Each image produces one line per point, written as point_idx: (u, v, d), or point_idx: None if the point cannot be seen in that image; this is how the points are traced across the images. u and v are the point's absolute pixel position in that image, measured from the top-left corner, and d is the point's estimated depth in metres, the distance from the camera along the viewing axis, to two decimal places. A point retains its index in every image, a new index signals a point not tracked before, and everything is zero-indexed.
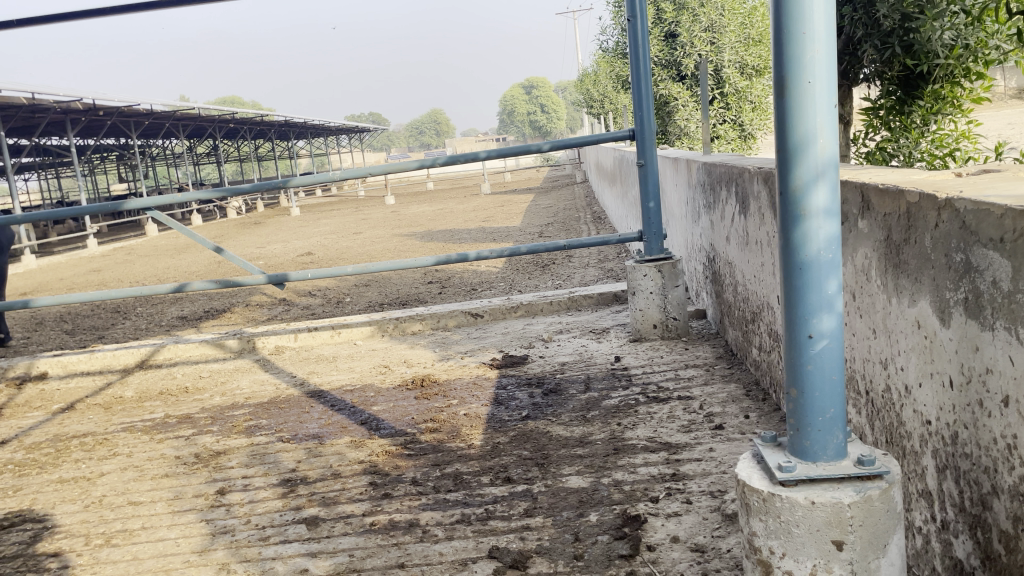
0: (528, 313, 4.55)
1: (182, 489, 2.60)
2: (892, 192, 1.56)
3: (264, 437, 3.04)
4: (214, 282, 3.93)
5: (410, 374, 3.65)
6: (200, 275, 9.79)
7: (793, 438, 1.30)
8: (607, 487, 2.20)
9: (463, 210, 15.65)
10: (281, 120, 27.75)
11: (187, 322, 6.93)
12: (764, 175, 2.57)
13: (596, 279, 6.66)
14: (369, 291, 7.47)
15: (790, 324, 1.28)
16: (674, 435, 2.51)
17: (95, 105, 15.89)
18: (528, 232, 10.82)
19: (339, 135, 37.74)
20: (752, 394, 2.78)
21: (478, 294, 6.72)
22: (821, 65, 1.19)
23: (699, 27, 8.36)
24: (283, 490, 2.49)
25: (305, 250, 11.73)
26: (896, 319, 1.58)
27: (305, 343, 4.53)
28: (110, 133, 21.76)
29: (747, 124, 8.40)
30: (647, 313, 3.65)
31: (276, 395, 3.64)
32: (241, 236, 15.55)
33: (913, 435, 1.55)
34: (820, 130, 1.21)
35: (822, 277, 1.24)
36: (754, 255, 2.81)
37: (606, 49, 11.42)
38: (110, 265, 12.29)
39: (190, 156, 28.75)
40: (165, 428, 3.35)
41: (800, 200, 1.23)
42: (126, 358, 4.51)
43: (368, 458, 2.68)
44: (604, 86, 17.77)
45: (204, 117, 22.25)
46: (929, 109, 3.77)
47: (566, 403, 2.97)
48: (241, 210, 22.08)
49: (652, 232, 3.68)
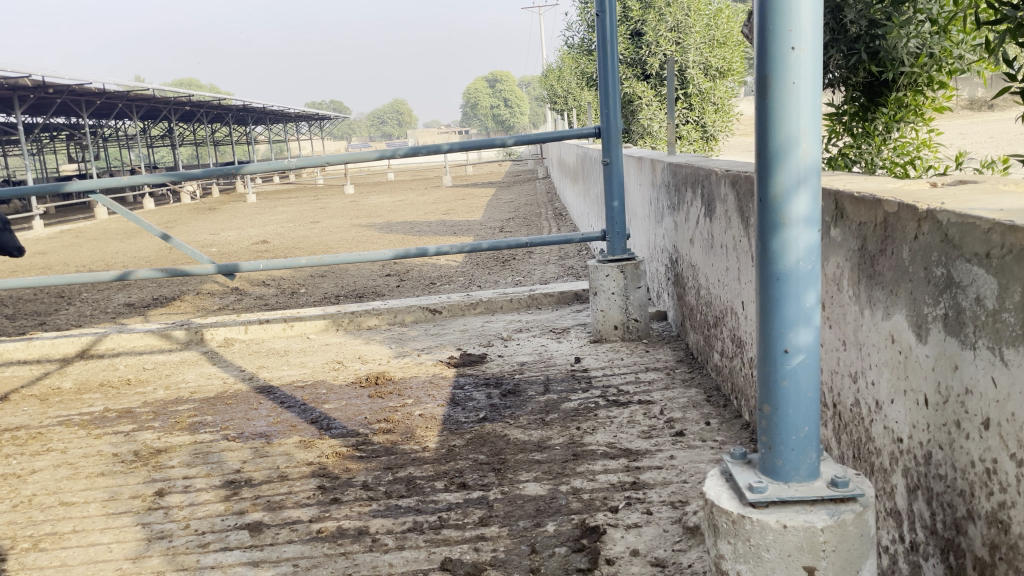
0: (487, 310, 4.47)
1: (119, 490, 2.47)
2: (868, 200, 1.51)
3: (208, 435, 2.91)
4: (160, 271, 3.74)
5: (364, 371, 3.54)
6: (150, 261, 9.50)
7: (764, 456, 1.24)
8: (566, 495, 2.13)
9: (424, 202, 15.49)
10: (239, 104, 27.20)
11: (134, 309, 6.70)
12: (731, 177, 2.50)
13: (556, 276, 6.59)
14: (325, 282, 7.31)
15: (764, 337, 1.21)
16: (634, 441, 2.45)
17: (44, 82, 15.35)
18: (489, 226, 10.74)
19: (298, 121, 37.20)
20: (713, 400, 2.74)
21: (437, 288, 6.61)
22: (806, 65, 1.13)
23: (665, 27, 8.35)
24: (226, 492, 2.37)
25: (260, 239, 11.46)
26: (868, 331, 1.53)
27: (256, 335, 4.38)
28: (60, 112, 21.07)
29: (710, 126, 8.42)
30: (608, 314, 3.59)
31: (224, 390, 3.50)
32: (195, 222, 15.18)
33: (882, 451, 1.51)
34: (804, 134, 1.14)
35: (800, 289, 1.18)
36: (718, 259, 2.76)
37: (571, 45, 11.36)
38: (55, 248, 11.88)
39: (144, 138, 28.01)
40: (104, 422, 3.19)
41: (780, 208, 1.16)
42: (65, 347, 4.32)
43: (317, 459, 2.57)
44: (569, 83, 17.75)
45: (160, 98, 21.68)
46: (893, 116, 3.71)
47: (524, 405, 2.89)
48: (194, 195, 21.59)
49: (616, 231, 3.63)
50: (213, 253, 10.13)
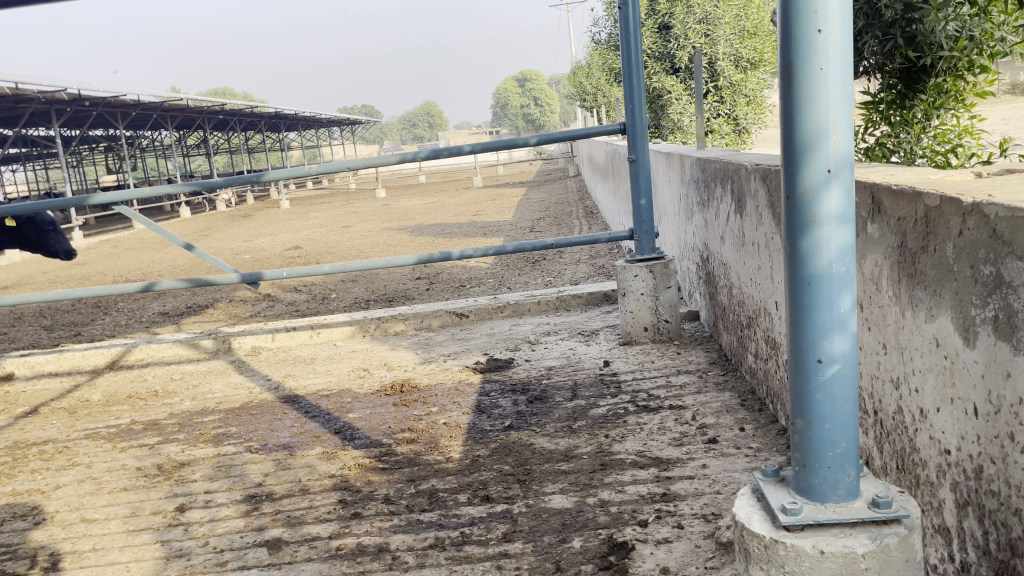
0: (515, 313, 4.39)
1: (140, 506, 2.44)
2: (907, 194, 1.41)
3: (232, 447, 2.87)
4: (185, 281, 3.70)
5: (389, 378, 3.48)
6: (184, 270, 9.58)
7: (799, 474, 1.15)
8: (593, 508, 2.04)
9: (455, 203, 15.44)
10: (271, 111, 27.47)
11: (168, 318, 6.73)
12: (763, 172, 2.40)
13: (587, 276, 6.48)
14: (355, 287, 7.29)
15: (795, 346, 1.12)
16: (665, 449, 2.36)
17: (80, 95, 15.62)
18: (519, 227, 10.66)
19: (330, 127, 37.47)
20: (748, 405, 2.63)
21: (467, 290, 6.55)
22: (835, 49, 1.03)
23: (694, 19, 8.20)
24: (247, 507, 2.32)
25: (293, 244, 11.52)
26: (910, 335, 1.42)
27: (283, 343, 4.35)
28: (98, 125, 21.45)
29: (742, 118, 8.24)
30: (637, 315, 3.49)
31: (249, 400, 3.47)
32: (229, 229, 15.32)
33: (928, 463, 1.40)
34: (834, 125, 1.05)
35: (834, 293, 1.08)
36: (749, 257, 2.65)
37: (598, 42, 11.24)
38: (94, 259, 12.05)
39: (180, 147, 28.42)
40: (130, 435, 3.18)
41: (809, 205, 1.07)
42: (95, 359, 4.33)
43: (339, 472, 2.51)
44: (598, 79, 17.59)
45: (193, 108, 21.94)
46: (932, 103, 3.53)
47: (551, 412, 2.81)
48: (229, 203, 21.83)
49: (644, 229, 3.52)
50: (246, 259, 10.19)
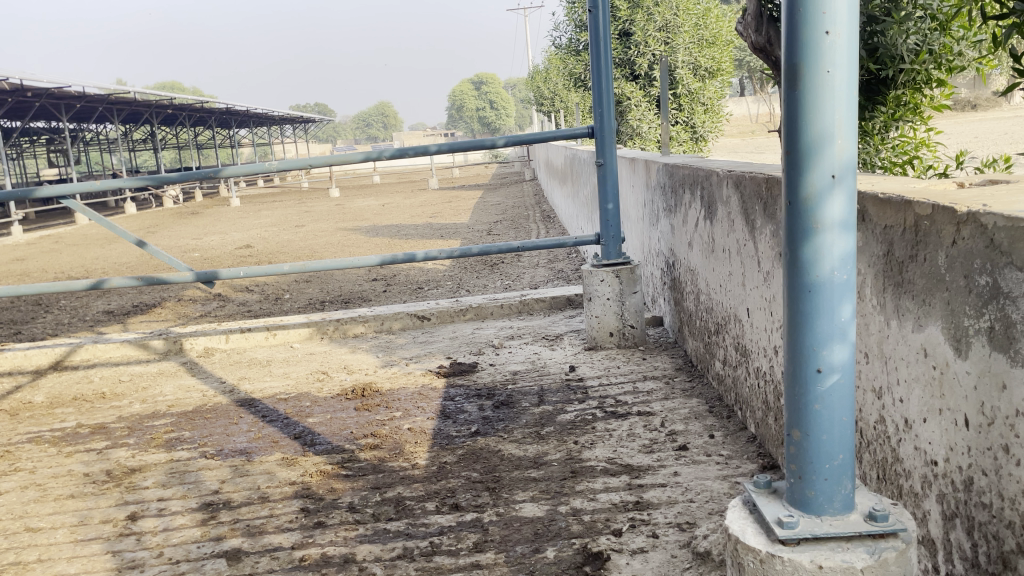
0: (477, 317, 4.34)
1: (89, 514, 2.32)
2: (895, 202, 1.40)
3: (186, 453, 2.76)
4: (136, 279, 3.56)
5: (350, 382, 3.39)
6: (129, 267, 9.29)
7: (793, 487, 1.12)
8: (565, 517, 2.00)
9: (411, 205, 15.33)
10: (222, 107, 26.93)
11: (113, 317, 6.51)
12: (735, 178, 2.39)
13: (546, 280, 6.46)
14: (310, 287, 7.15)
15: (793, 355, 1.09)
16: (635, 456, 2.33)
17: (23, 85, 15.10)
18: (477, 229, 10.61)
19: (282, 125, 36.92)
20: (716, 412, 2.62)
21: (425, 293, 6.46)
22: (842, 52, 1.01)
23: (654, 27, 8.27)
24: (203, 516, 2.23)
25: (244, 243, 11.28)
26: (896, 344, 1.41)
27: (238, 344, 4.23)
28: (39, 116, 20.74)
29: (699, 126, 8.35)
30: (603, 320, 3.47)
31: (203, 403, 3.35)
32: (177, 227, 14.93)
33: (912, 473, 1.39)
34: (839, 129, 1.02)
35: (835, 301, 1.06)
36: (719, 264, 2.64)
37: (558, 46, 11.25)
38: (34, 254, 11.64)
39: (126, 141, 27.66)
40: (76, 439, 3.03)
41: (812, 212, 1.04)
42: (38, 359, 4.15)
43: (300, 479, 2.43)
44: (555, 83, 17.66)
45: (142, 102, 21.40)
46: (891, 115, 3.50)
47: (518, 418, 2.76)
48: (177, 199, 21.33)
49: (610, 234, 3.50)
50: (195, 258, 9.94)
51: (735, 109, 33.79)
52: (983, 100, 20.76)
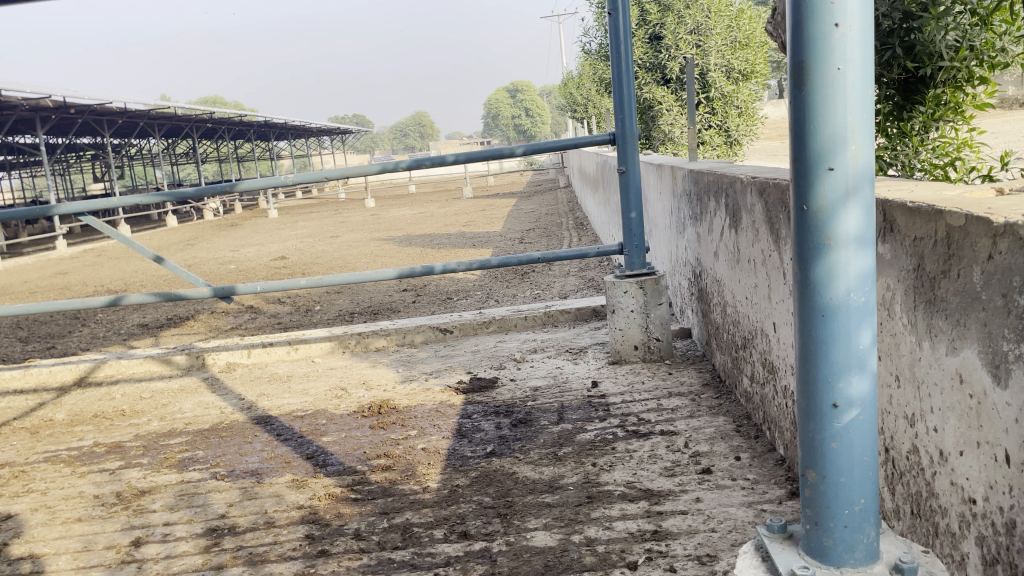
0: (501, 329, 4.24)
1: (93, 539, 2.27)
2: (924, 211, 1.27)
3: (197, 474, 2.70)
4: (154, 295, 3.52)
5: (368, 398, 3.32)
6: (165, 281, 9.37)
7: (810, 533, 1.00)
8: (578, 547, 1.89)
9: (445, 214, 15.31)
10: (261, 120, 27.28)
11: (147, 330, 6.55)
12: (760, 185, 2.26)
13: (576, 289, 6.34)
14: (340, 298, 7.13)
15: (806, 386, 0.98)
16: (656, 479, 2.21)
17: (66, 102, 15.39)
18: (509, 237, 10.53)
19: (320, 136, 37.36)
20: (743, 431, 2.48)
21: (453, 303, 6.38)
22: (854, 45, 0.89)
23: (685, 29, 8.11)
24: (206, 542, 2.16)
25: (279, 254, 11.33)
26: (928, 368, 1.28)
27: (259, 359, 4.19)
28: (84, 132, 21.21)
29: (733, 130, 8.18)
30: (627, 333, 3.35)
31: (220, 420, 3.31)
32: (217, 239, 15.10)
33: (948, 511, 1.26)
34: (853, 133, 0.91)
35: (852, 326, 0.94)
36: (745, 274, 2.51)
37: (589, 52, 11.14)
38: (77, 268, 11.84)
39: (168, 155, 28.15)
40: (91, 459, 3.00)
41: (824, 226, 0.92)
42: (63, 375, 4.16)
43: (308, 503, 2.35)
44: (588, 89, 17.55)
45: (183, 117, 21.76)
46: (931, 115, 3.31)
47: (536, 437, 2.65)
48: (217, 211, 21.62)
49: (634, 244, 3.38)
50: (230, 270, 10.00)
51: (773, 112, 33.27)
52: None
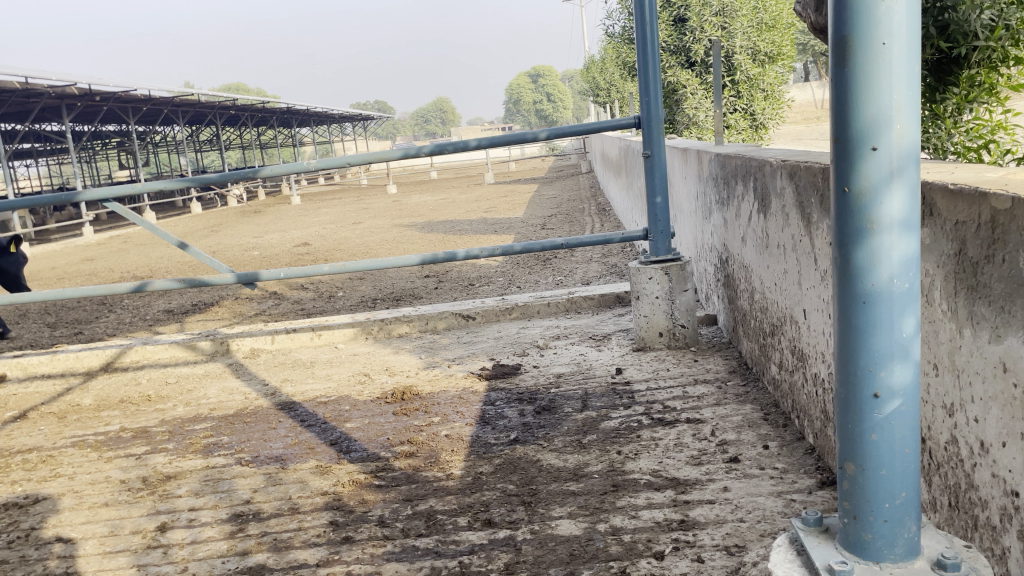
0: (523, 315, 4.22)
1: (120, 523, 2.28)
2: (967, 194, 1.22)
3: (222, 459, 2.71)
4: (179, 282, 3.53)
5: (391, 385, 3.31)
6: (190, 267, 9.44)
7: (847, 528, 0.97)
8: (604, 536, 1.87)
9: (467, 200, 15.29)
10: (283, 106, 27.35)
11: (172, 315, 6.60)
12: (789, 168, 2.21)
13: (598, 275, 6.29)
14: (363, 285, 7.14)
15: (845, 376, 0.94)
16: (682, 468, 2.18)
17: (91, 90, 15.50)
18: (531, 223, 10.49)
19: (342, 123, 37.43)
20: (771, 419, 2.44)
21: (476, 289, 6.36)
22: (900, 19, 0.85)
23: (710, 12, 7.99)
24: (231, 528, 2.16)
25: (302, 241, 11.37)
26: (970, 356, 1.23)
27: (283, 345, 4.20)
28: (110, 119, 21.38)
29: (759, 113, 8.06)
30: (652, 320, 3.31)
31: (244, 406, 3.32)
32: (240, 225, 15.18)
33: (989, 504, 1.22)
34: (899, 110, 0.87)
35: (896, 313, 0.90)
36: (774, 260, 2.46)
37: (612, 35, 11.03)
38: (104, 254, 11.97)
39: (192, 142, 28.34)
40: (117, 444, 3.02)
41: (866, 209, 0.89)
42: (90, 361, 4.19)
43: (332, 489, 2.35)
44: (611, 73, 17.40)
45: (206, 104, 21.88)
46: (964, 97, 3.22)
47: (560, 425, 2.63)
48: (240, 198, 21.75)
49: (659, 229, 3.33)
50: (254, 256, 10.06)
51: (798, 95, 32.76)
52: None
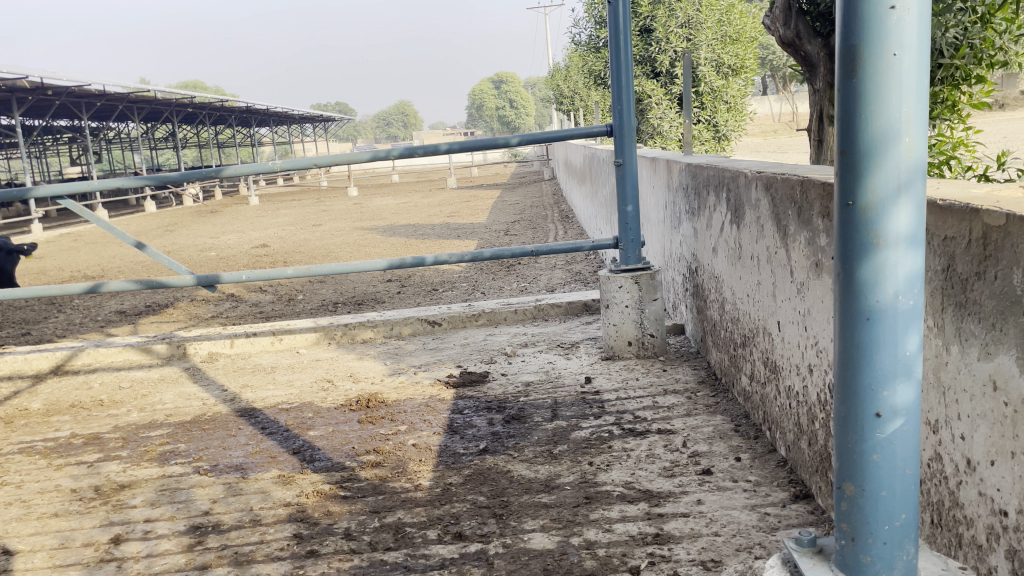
0: (490, 322, 4.17)
1: (71, 535, 2.18)
2: (957, 210, 1.21)
3: (179, 468, 2.61)
4: (135, 283, 3.41)
5: (355, 392, 3.24)
6: (143, 267, 9.20)
7: (844, 551, 0.95)
8: (578, 550, 1.83)
9: (429, 204, 15.21)
10: (242, 105, 26.95)
11: (125, 317, 6.41)
12: (765, 180, 2.21)
13: (563, 282, 6.28)
14: (323, 288, 7.02)
15: (846, 394, 0.92)
16: (655, 480, 2.15)
17: (43, 83, 15.08)
18: (494, 229, 10.46)
19: (302, 124, 37.02)
20: (742, 431, 2.43)
21: (439, 294, 6.30)
22: (911, 30, 0.85)
23: (676, 23, 8.04)
24: (189, 541, 2.08)
25: (260, 242, 11.18)
26: (958, 373, 1.23)
27: (242, 350, 4.09)
28: (61, 113, 20.82)
29: (722, 125, 8.16)
30: (621, 329, 3.29)
31: (201, 412, 3.22)
32: (195, 225, 14.87)
33: (974, 522, 1.21)
34: (907, 124, 0.86)
35: (898, 331, 0.89)
36: (747, 271, 2.46)
37: (577, 43, 11.06)
38: (53, 253, 11.62)
39: (147, 140, 27.75)
40: (68, 451, 2.90)
41: (872, 224, 0.87)
42: (39, 363, 4.04)
43: (295, 500, 2.27)
44: (576, 82, 17.49)
45: (163, 101, 21.44)
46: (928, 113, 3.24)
47: (530, 434, 2.59)
48: (196, 198, 21.34)
49: (629, 238, 3.32)
50: (210, 257, 9.85)
51: (758, 108, 33.37)
52: (1009, 103, 21.23)
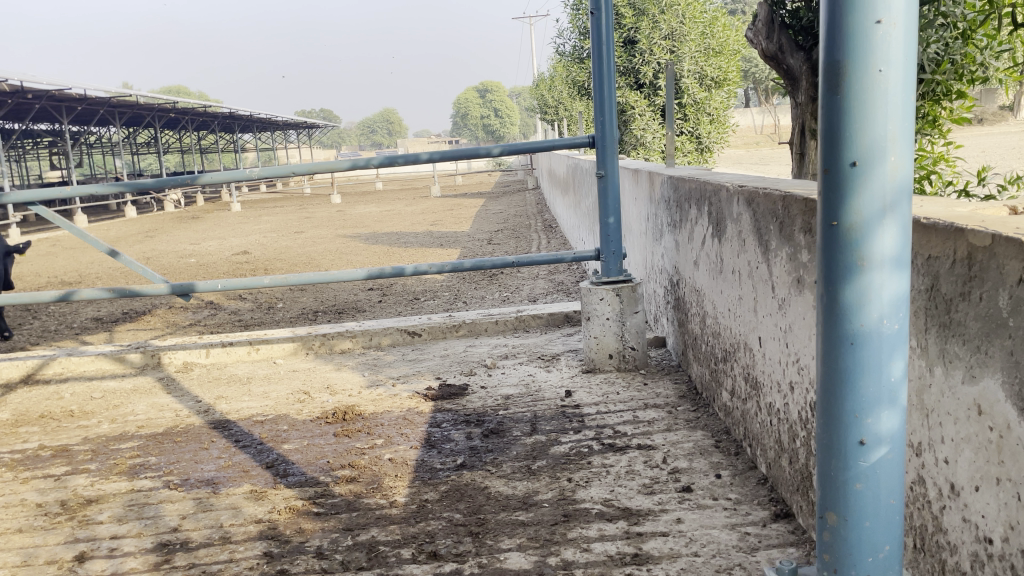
0: (471, 332, 4.12)
1: (34, 552, 2.11)
2: (943, 229, 1.19)
3: (148, 482, 2.55)
4: (108, 291, 3.34)
5: (332, 404, 3.19)
6: (120, 273, 9.08)
7: None
8: (554, 571, 1.79)
9: (412, 212, 15.15)
10: (225, 111, 26.79)
11: (100, 324, 6.30)
12: (747, 194, 2.19)
13: (545, 292, 6.25)
14: (304, 296, 6.95)
15: (829, 420, 0.91)
16: (634, 498, 2.12)
17: (23, 87, 14.92)
18: (477, 238, 10.43)
19: (286, 131, 36.89)
20: (723, 447, 2.41)
21: (421, 304, 6.25)
22: (897, 44, 0.83)
23: (659, 35, 8.05)
24: (156, 559, 2.02)
25: (241, 249, 11.08)
26: (941, 395, 1.20)
27: (218, 359, 4.02)
28: (41, 117, 20.61)
29: (705, 137, 8.19)
30: (602, 341, 3.26)
31: (174, 424, 3.15)
32: (176, 231, 14.71)
33: (958, 548, 1.18)
34: (893, 142, 0.84)
35: (883, 357, 0.87)
36: (728, 285, 2.43)
37: (561, 53, 11.08)
38: (30, 258, 11.46)
39: (129, 144, 27.50)
40: (34, 463, 2.83)
41: (857, 245, 0.86)
42: (8, 372, 3.95)
43: (267, 516, 2.22)
44: (560, 92, 17.52)
45: (144, 105, 21.27)
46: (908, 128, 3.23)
47: (508, 449, 2.55)
48: (177, 203, 21.15)
49: (611, 250, 3.29)
50: (190, 264, 9.74)
51: (741, 120, 33.64)
52: (986, 118, 21.54)
